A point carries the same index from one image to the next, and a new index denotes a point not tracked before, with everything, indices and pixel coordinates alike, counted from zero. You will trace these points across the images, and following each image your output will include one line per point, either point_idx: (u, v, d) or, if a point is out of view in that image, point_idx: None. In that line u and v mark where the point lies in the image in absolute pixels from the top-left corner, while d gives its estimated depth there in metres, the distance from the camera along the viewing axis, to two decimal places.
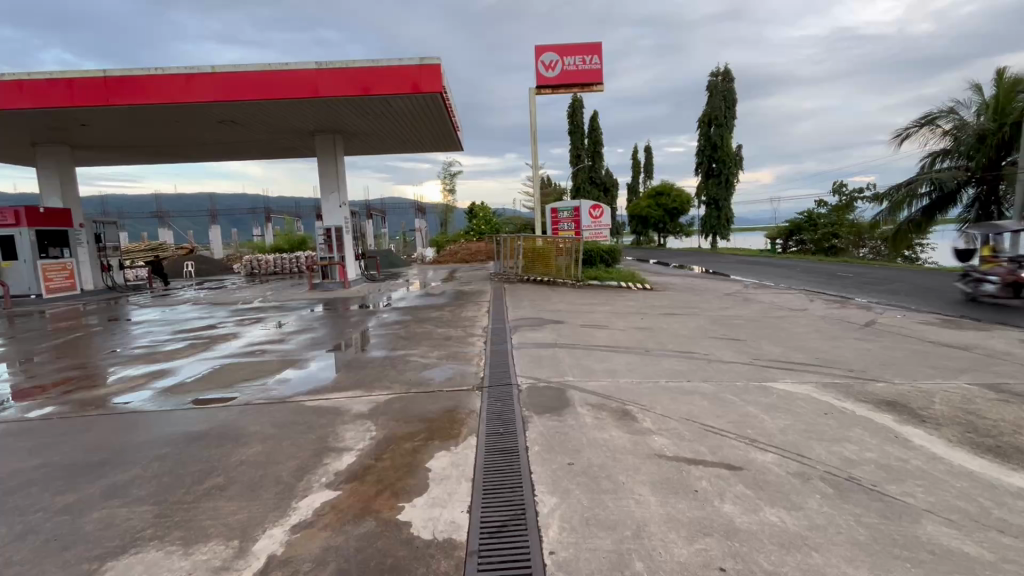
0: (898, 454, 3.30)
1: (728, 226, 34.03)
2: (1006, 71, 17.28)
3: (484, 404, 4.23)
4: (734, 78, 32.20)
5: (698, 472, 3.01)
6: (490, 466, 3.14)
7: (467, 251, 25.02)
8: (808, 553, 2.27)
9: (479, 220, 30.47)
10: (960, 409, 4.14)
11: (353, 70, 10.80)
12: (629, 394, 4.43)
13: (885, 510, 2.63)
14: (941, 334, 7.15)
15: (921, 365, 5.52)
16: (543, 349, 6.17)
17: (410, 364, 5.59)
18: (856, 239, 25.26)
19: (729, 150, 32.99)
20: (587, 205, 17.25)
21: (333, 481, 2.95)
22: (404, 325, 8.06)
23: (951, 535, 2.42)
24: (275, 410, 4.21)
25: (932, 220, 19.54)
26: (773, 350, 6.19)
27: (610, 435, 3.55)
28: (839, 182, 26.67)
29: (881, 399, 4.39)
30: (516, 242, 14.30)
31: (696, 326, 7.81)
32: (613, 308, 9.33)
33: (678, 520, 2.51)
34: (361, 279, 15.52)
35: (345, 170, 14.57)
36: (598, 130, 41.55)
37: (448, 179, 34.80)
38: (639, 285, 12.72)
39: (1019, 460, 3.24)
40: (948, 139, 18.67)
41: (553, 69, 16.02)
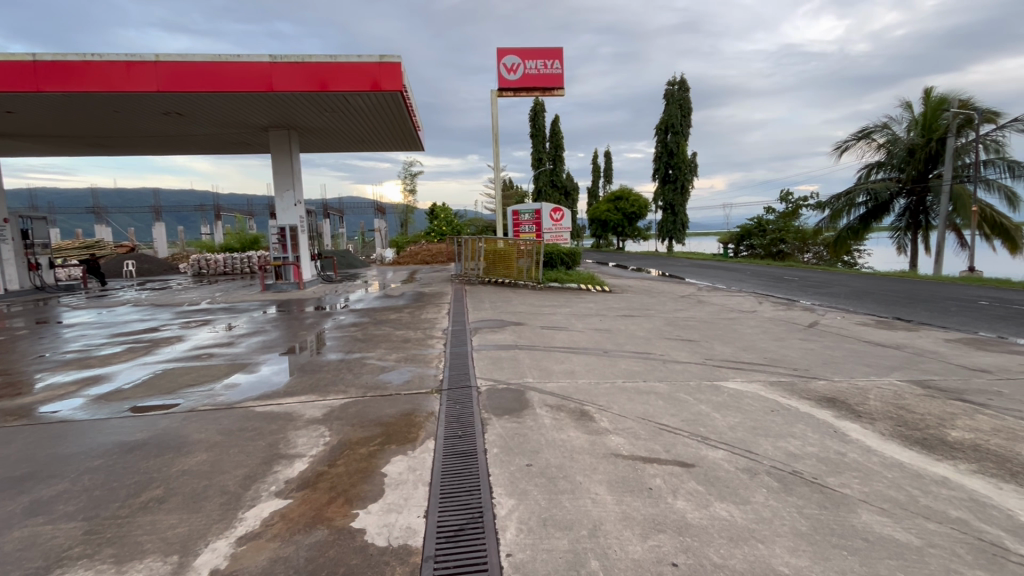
0: (837, 448, 3.49)
1: (684, 230, 35.15)
2: (932, 90, 18.71)
3: (442, 407, 4.20)
4: (689, 87, 33.47)
5: (653, 470, 3.07)
6: (448, 469, 3.11)
7: (428, 252, 24.85)
8: (754, 545, 2.36)
9: (441, 220, 30.19)
10: (891, 404, 4.44)
11: (310, 65, 10.49)
12: (587, 394, 4.50)
13: (825, 501, 2.77)
14: (875, 334, 7.66)
15: (857, 363, 5.89)
16: (503, 351, 6.17)
17: (367, 367, 5.47)
18: (801, 244, 26.71)
19: (685, 157, 34.06)
20: (549, 207, 17.42)
21: (283, 490, 2.83)
22: (362, 327, 7.87)
23: (883, 522, 2.58)
24: (221, 417, 4.01)
25: (867, 227, 20.84)
26: (724, 350, 6.44)
27: (568, 435, 3.58)
28: (785, 191, 27.85)
29: (822, 396, 4.64)
30: (477, 244, 14.12)
31: (652, 327, 7.99)
32: (573, 310, 9.49)
33: (632, 518, 2.56)
34: (317, 280, 15.10)
35: (301, 166, 14.13)
36: (559, 134, 42.17)
37: (409, 179, 34.35)
38: (597, 287, 13.00)
39: (942, 451, 3.50)
40: (882, 152, 19.90)
41: (514, 73, 16.13)
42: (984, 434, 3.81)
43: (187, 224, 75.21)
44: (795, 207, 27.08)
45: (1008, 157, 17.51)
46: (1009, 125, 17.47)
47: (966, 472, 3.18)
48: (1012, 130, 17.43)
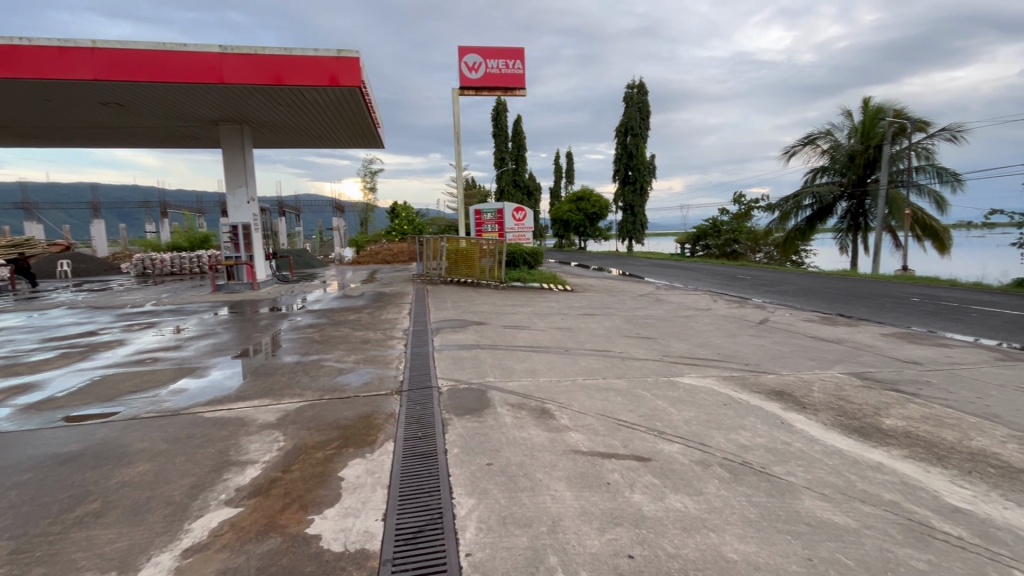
0: (784, 438, 3.66)
1: (643, 231, 36.02)
2: (870, 100, 19.92)
3: (402, 408, 4.14)
4: (647, 91, 34.33)
5: (611, 465, 3.14)
6: (407, 470, 3.08)
7: (389, 251, 24.46)
8: (706, 534, 2.45)
9: (402, 220, 29.72)
10: (833, 396, 4.70)
11: (263, 57, 10.11)
12: (548, 392, 4.53)
13: (772, 489, 2.91)
14: (820, 330, 8.08)
15: (803, 357, 6.21)
16: (465, 351, 6.13)
17: (325, 370, 5.31)
18: (753, 244, 27.87)
19: (644, 159, 34.90)
20: (511, 206, 17.48)
21: (233, 498, 2.73)
22: (320, 328, 7.65)
23: (824, 507, 2.73)
24: (166, 425, 3.81)
25: (813, 228, 21.94)
26: (680, 346, 6.65)
27: (529, 433, 3.61)
28: (738, 194, 28.97)
29: (771, 389, 4.85)
30: (439, 243, 13.96)
31: (612, 325, 8.13)
32: (536, 309, 9.56)
33: (591, 513, 2.60)
34: (273, 279, 14.57)
35: (254, 162, 13.60)
36: (521, 135, 42.43)
37: (370, 177, 33.67)
38: (559, 286, 13.15)
39: (877, 438, 3.73)
40: (826, 157, 21.01)
41: (476, 71, 16.08)
42: (914, 421, 4.10)
43: (131, 221, 71.11)
44: (747, 208, 28.19)
45: (937, 164, 18.81)
46: (938, 134, 18.80)
47: (898, 457, 3.40)
48: (940, 139, 18.76)
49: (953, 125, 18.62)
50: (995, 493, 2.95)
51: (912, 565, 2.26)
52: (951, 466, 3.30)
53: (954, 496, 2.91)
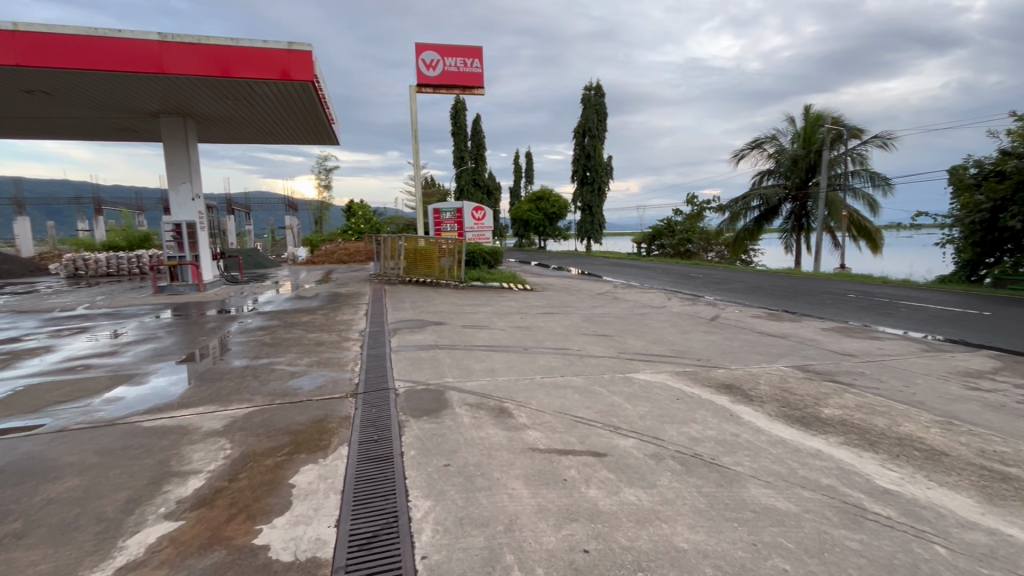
0: (732, 430, 3.81)
1: (601, 230, 36.65)
2: (811, 107, 21.05)
3: (358, 411, 4.05)
4: (605, 94, 34.99)
5: (568, 461, 3.18)
6: (362, 475, 3.00)
7: (345, 251, 23.85)
8: (658, 525, 2.52)
9: (359, 218, 29.03)
10: (778, 387, 4.95)
11: (208, 47, 9.64)
12: (506, 391, 4.54)
13: (720, 479, 3.02)
14: (766, 325, 8.49)
15: (751, 352, 6.50)
16: (423, 351, 6.06)
17: (276, 374, 5.12)
18: (705, 244, 28.89)
19: (601, 160, 35.55)
20: (470, 206, 17.42)
21: (173, 511, 2.59)
22: (271, 331, 7.36)
23: (768, 494, 2.87)
24: (98, 436, 3.56)
25: (760, 229, 22.96)
26: (636, 343, 6.81)
27: (487, 432, 3.60)
28: (691, 195, 29.94)
29: (722, 383, 5.05)
30: (397, 242, 13.73)
31: (570, 324, 8.24)
32: (495, 308, 9.55)
33: (548, 510, 2.62)
34: (221, 280, 13.90)
35: (199, 157, 12.94)
36: (480, 134, 42.40)
37: (324, 175, 32.70)
38: (518, 285, 13.21)
39: (817, 427, 3.95)
40: (772, 161, 22.05)
41: (433, 69, 15.93)
42: (851, 410, 4.36)
43: (59, 219, 66.15)
44: (699, 209, 29.19)
45: (870, 168, 20.08)
46: (870, 141, 20.08)
47: (835, 444, 3.61)
48: (872, 145, 20.05)
49: (883, 133, 19.93)
50: (920, 474, 3.18)
51: (847, 545, 2.40)
52: (881, 450, 3.54)
53: (885, 478, 3.12)
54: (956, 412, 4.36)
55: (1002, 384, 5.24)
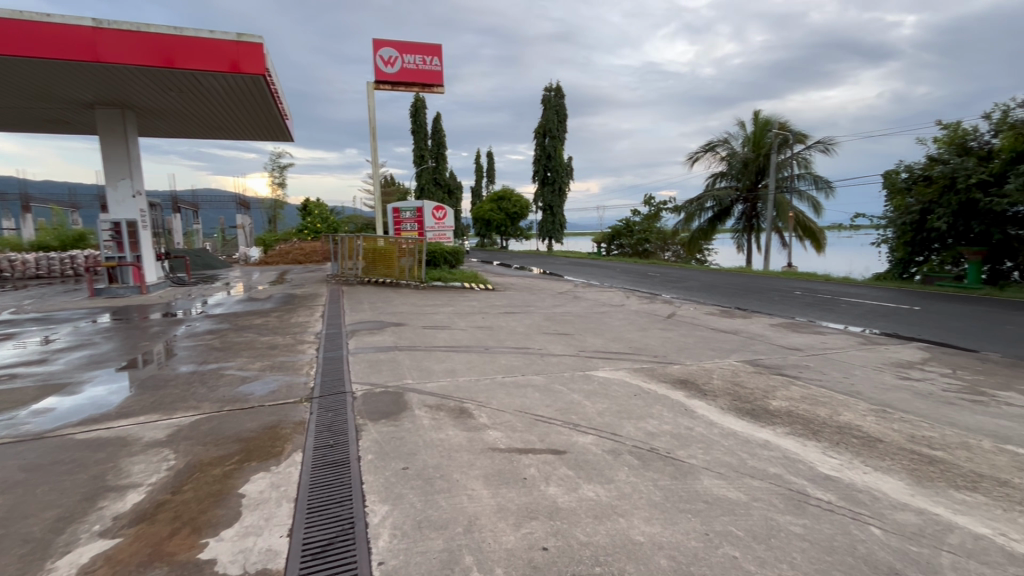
0: (687, 424, 3.93)
1: (562, 230, 37.06)
2: (760, 112, 22.01)
3: (313, 416, 3.92)
4: (564, 95, 35.43)
5: (528, 460, 3.20)
6: (317, 481, 2.92)
7: (300, 251, 23.17)
8: (616, 519, 2.57)
9: (315, 217, 28.23)
10: (730, 382, 5.15)
11: (148, 35, 9.12)
12: (467, 391, 4.52)
13: (675, 472, 3.11)
14: (719, 322, 8.80)
15: (705, 348, 6.73)
16: (382, 353, 5.95)
17: (225, 379, 4.90)
18: (662, 244, 29.71)
19: (562, 160, 35.95)
20: (430, 205, 17.25)
21: (110, 528, 2.43)
22: (221, 335, 7.04)
23: (720, 485, 2.98)
24: (25, 451, 3.30)
25: (714, 229, 23.83)
26: (596, 342, 6.93)
27: (447, 434, 3.57)
28: (649, 196, 30.70)
29: (677, 379, 5.21)
30: (355, 242, 13.42)
31: (531, 323, 8.28)
32: (456, 309, 9.50)
33: (507, 509, 2.63)
34: (165, 282, 13.18)
35: (139, 152, 12.22)
36: (441, 132, 42.15)
37: (278, 172, 31.59)
38: (480, 285, 13.18)
39: (765, 419, 4.13)
40: (724, 163, 22.92)
41: (392, 66, 15.67)
42: (796, 401, 4.59)
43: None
44: (656, 210, 29.99)
45: (813, 172, 21.20)
46: (813, 146, 21.19)
47: (782, 435, 3.79)
48: (816, 150, 21.17)
49: (825, 138, 21.07)
50: (857, 460, 3.38)
51: (791, 530, 2.52)
52: (823, 439, 3.74)
53: (827, 465, 3.29)
54: (890, 401, 4.66)
55: (930, 373, 5.65)
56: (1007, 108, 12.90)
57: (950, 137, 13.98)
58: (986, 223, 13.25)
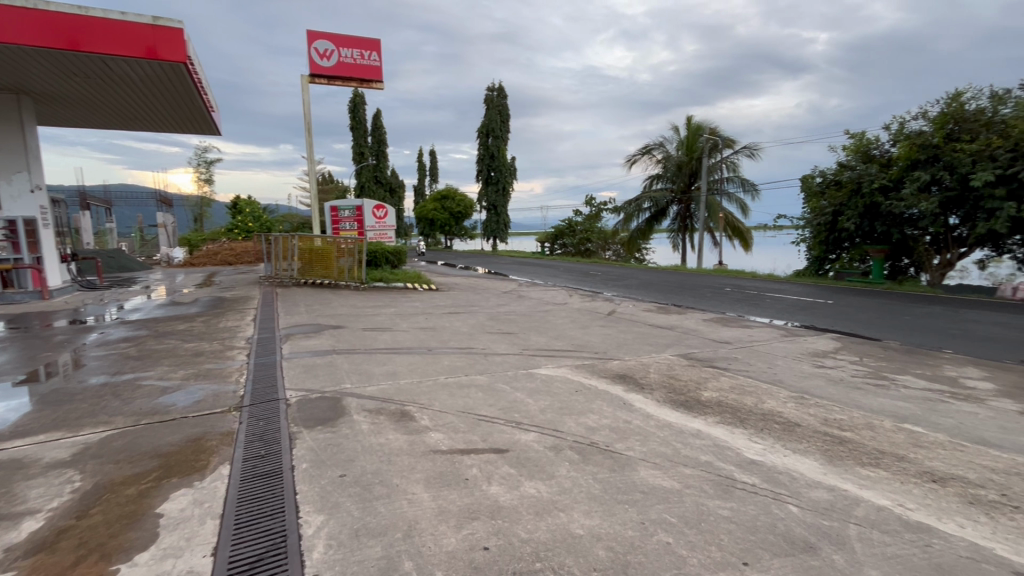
0: (625, 417, 4.07)
1: (506, 230, 37.24)
2: (692, 118, 23.12)
3: (242, 426, 3.70)
4: (507, 95, 35.65)
5: (470, 461, 3.18)
6: (246, 495, 2.76)
7: (230, 251, 21.93)
8: (556, 514, 2.61)
9: (246, 216, 26.74)
10: (666, 375, 5.38)
11: (48, 14, 8.27)
12: (408, 394, 4.43)
13: (613, 464, 3.20)
14: (656, 318, 9.17)
15: (643, 343, 6.98)
16: (319, 357, 5.71)
17: (142, 391, 4.51)
18: (603, 243, 30.54)
19: (505, 160, 36.11)
20: (371, 204, 16.82)
21: (3, 563, 2.18)
22: (137, 342, 6.49)
23: (656, 474, 3.10)
24: None
25: (651, 228, 24.80)
26: (539, 340, 7.02)
27: (387, 438, 3.49)
28: (590, 197, 31.46)
29: (616, 374, 5.37)
30: (289, 242, 12.77)
31: (475, 323, 8.25)
32: (399, 310, 9.31)
33: (448, 511, 2.60)
34: (73, 285, 12.00)
35: (37, 142, 11.02)
36: (381, 129, 41.25)
37: (204, 167, 29.61)
38: (422, 285, 13.00)
39: (697, 410, 4.34)
40: (660, 166, 23.89)
41: (328, 59, 15.10)
42: (725, 392, 4.87)
43: None
44: (597, 210, 30.80)
45: (740, 175, 22.54)
46: (740, 151, 22.54)
47: (713, 424, 3.99)
48: (742, 155, 22.52)
49: (751, 144, 22.47)
50: (779, 444, 3.63)
51: (720, 514, 2.67)
52: (749, 426, 3.99)
53: (752, 451, 3.51)
54: (808, 387, 5.05)
55: (841, 361, 6.17)
56: (903, 120, 14.34)
57: (856, 146, 15.36)
58: (887, 224, 14.68)
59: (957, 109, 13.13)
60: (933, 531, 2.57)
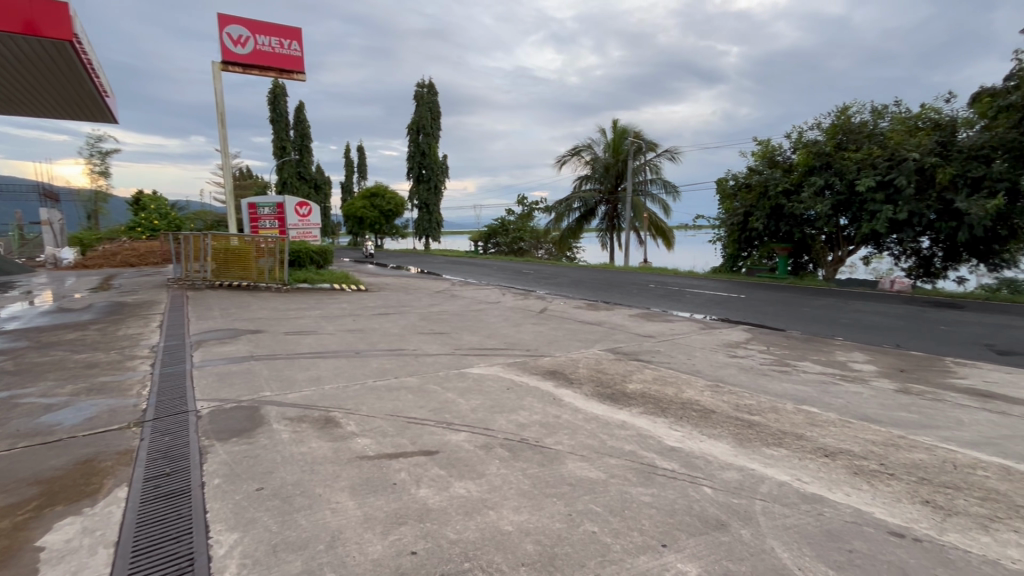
0: (555, 412, 4.16)
1: (439, 229, 36.80)
2: (617, 122, 24.04)
3: (144, 443, 3.38)
4: (437, 92, 35.23)
5: (398, 465, 3.11)
6: (147, 518, 2.53)
7: (132, 252, 19.99)
8: (486, 513, 2.62)
9: (151, 213, 24.47)
10: (594, 369, 5.57)
11: None
12: (333, 399, 4.25)
13: (542, 459, 3.27)
14: (586, 314, 9.45)
15: (573, 339, 7.17)
16: (235, 364, 5.34)
17: (20, 410, 3.99)
18: (535, 242, 31.04)
19: (436, 158, 35.66)
20: (294, 201, 16.05)
21: None
22: (15, 355, 5.72)
23: (583, 466, 3.20)
24: None
25: (581, 228, 25.57)
26: (471, 339, 7.01)
27: (309, 446, 3.33)
28: (522, 196, 31.86)
29: (547, 370, 5.48)
30: (201, 241, 11.75)
31: (406, 323, 8.09)
32: (324, 312, 8.93)
33: (375, 518, 2.53)
34: None
35: None
36: (304, 122, 39.32)
37: (98, 158, 26.73)
38: (350, 285, 12.58)
39: (622, 401, 4.53)
40: (588, 167, 24.65)
41: (242, 46, 14.15)
42: (649, 383, 5.12)
43: None
44: (529, 210, 31.23)
45: (663, 178, 23.74)
46: (662, 154, 23.75)
47: (636, 415, 4.18)
48: (663, 158, 23.74)
49: (671, 148, 23.74)
50: (695, 431, 3.87)
51: (642, 500, 2.80)
52: (670, 414, 4.22)
53: (671, 438, 3.71)
54: (721, 376, 5.43)
55: (751, 351, 6.69)
56: (801, 130, 15.75)
57: (763, 152, 16.67)
58: (790, 225, 16.11)
59: (844, 122, 14.72)
60: (824, 501, 2.85)
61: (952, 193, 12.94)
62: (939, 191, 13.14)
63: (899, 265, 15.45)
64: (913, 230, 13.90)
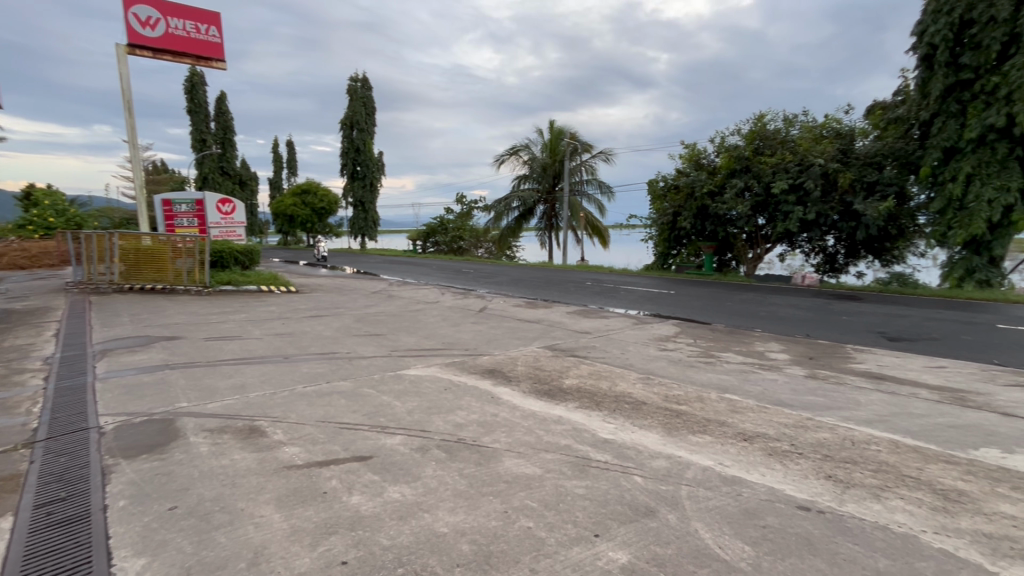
0: (492, 411, 4.16)
1: (375, 228, 35.78)
2: (554, 122, 24.44)
3: (35, 467, 3.03)
4: (371, 87, 34.22)
5: (328, 473, 2.99)
6: (35, 550, 2.27)
7: (23, 253, 17.87)
8: (421, 516, 2.57)
9: (47, 210, 22.00)
10: (532, 367, 5.63)
11: None
12: (259, 408, 4.02)
13: (479, 458, 3.26)
14: (525, 313, 9.53)
15: (512, 338, 7.22)
16: (146, 374, 4.91)
17: None
18: (475, 241, 30.91)
19: (372, 155, 34.65)
20: (215, 198, 14.98)
21: None
22: None
23: (519, 462, 3.23)
24: None
25: (520, 227, 25.80)
26: (408, 340, 6.86)
27: (231, 458, 3.13)
28: (461, 196, 31.65)
29: (486, 369, 5.48)
30: (106, 240, 10.71)
31: (340, 326, 7.80)
32: (250, 315, 8.41)
33: (303, 529, 2.42)
34: None
35: None
36: (227, 114, 36.92)
37: None
38: (279, 287, 11.93)
39: (559, 397, 4.61)
40: (526, 166, 24.90)
41: (152, 28, 13.02)
42: (585, 378, 5.25)
43: None
44: (468, 208, 31.06)
45: (598, 178, 24.42)
46: (597, 155, 24.42)
47: (572, 410, 4.27)
48: (598, 159, 24.42)
49: (605, 149, 24.47)
50: (627, 422, 4.01)
51: (576, 492, 2.87)
52: (604, 408, 4.35)
53: (605, 431, 3.83)
54: (652, 369, 5.67)
55: (679, 344, 7.04)
56: (723, 135, 16.73)
57: (690, 155, 17.58)
58: (715, 225, 17.11)
59: (761, 128, 15.80)
60: (742, 482, 3.05)
61: (851, 196, 14.25)
62: (841, 193, 14.42)
63: (809, 261, 16.85)
64: (820, 230, 15.19)
